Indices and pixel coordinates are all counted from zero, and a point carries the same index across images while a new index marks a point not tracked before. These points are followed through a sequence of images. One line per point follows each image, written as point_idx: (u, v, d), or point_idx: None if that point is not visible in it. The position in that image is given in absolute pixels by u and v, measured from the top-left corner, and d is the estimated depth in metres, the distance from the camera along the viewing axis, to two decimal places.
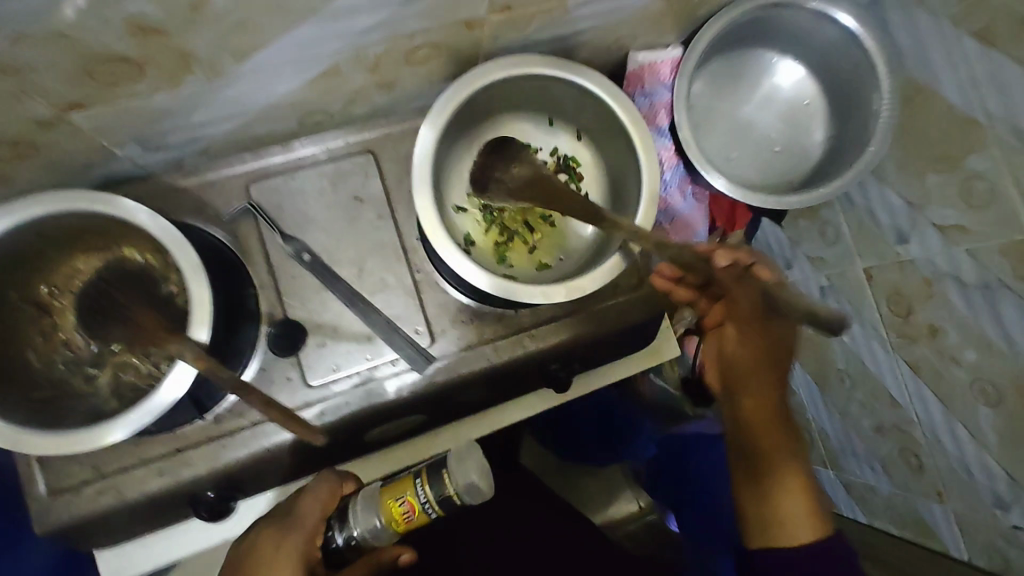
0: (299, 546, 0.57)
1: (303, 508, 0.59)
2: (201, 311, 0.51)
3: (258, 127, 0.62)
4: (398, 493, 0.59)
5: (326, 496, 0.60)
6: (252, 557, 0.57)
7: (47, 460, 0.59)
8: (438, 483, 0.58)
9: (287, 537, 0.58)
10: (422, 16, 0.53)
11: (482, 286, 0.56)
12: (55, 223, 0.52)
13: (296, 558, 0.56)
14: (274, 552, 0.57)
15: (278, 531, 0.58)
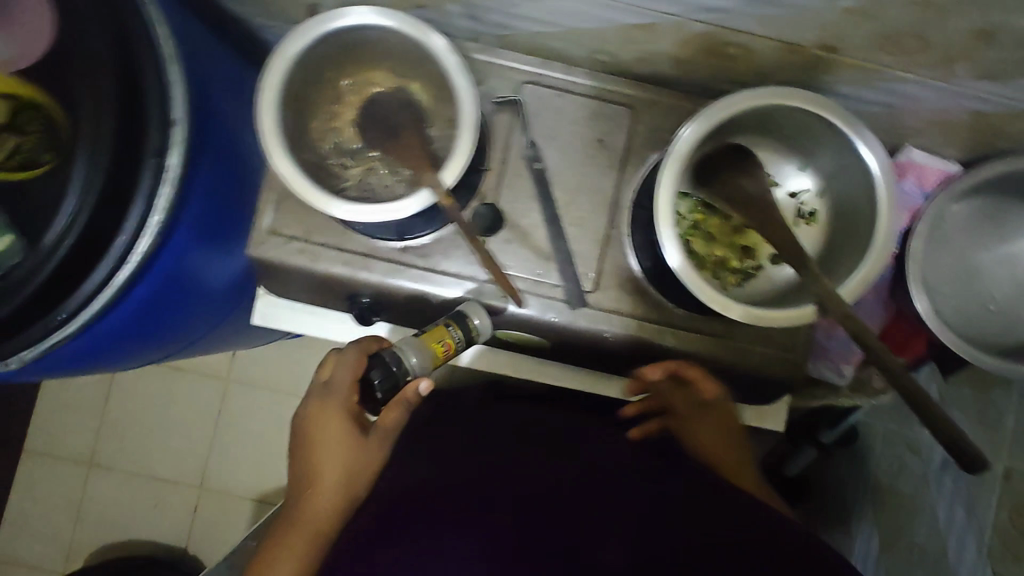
0: (346, 414, 0.68)
1: (337, 376, 0.68)
2: (459, 161, 0.58)
3: (557, 40, 0.69)
4: (438, 335, 0.65)
5: (354, 362, 0.68)
6: (308, 431, 0.68)
7: (276, 206, 0.70)
8: (464, 323, 0.66)
9: (328, 401, 0.69)
10: (758, 21, 0.57)
11: (678, 272, 0.58)
12: (390, 36, 0.60)
13: (342, 414, 0.68)
14: (329, 415, 0.68)
15: (322, 401, 0.69)
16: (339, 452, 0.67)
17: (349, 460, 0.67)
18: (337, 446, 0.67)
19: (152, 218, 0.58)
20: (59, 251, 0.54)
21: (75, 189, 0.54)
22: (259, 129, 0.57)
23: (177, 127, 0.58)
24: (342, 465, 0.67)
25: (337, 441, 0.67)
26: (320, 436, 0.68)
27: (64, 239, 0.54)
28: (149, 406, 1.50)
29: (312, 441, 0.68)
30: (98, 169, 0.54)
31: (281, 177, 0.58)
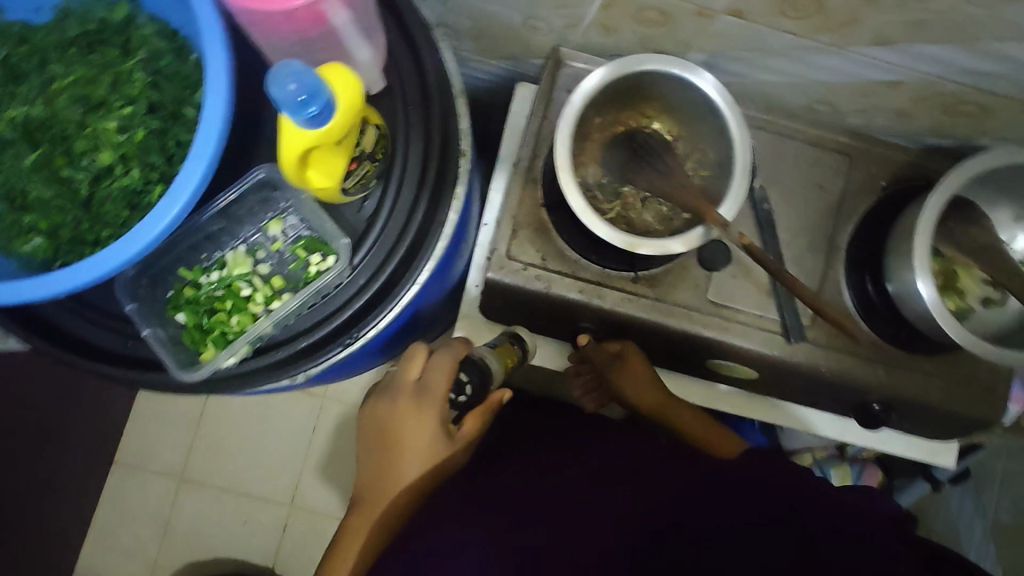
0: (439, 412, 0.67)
1: (433, 378, 0.68)
2: (738, 197, 0.62)
3: (784, 90, 0.74)
4: (508, 351, 0.74)
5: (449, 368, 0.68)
6: (393, 421, 0.68)
7: (516, 234, 0.73)
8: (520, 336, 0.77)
9: (418, 402, 0.68)
10: (1015, 85, 0.62)
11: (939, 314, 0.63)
12: (664, 80, 0.64)
13: (433, 414, 0.67)
14: (417, 400, 0.67)
15: (413, 401, 0.68)
16: (421, 448, 0.67)
17: (430, 457, 0.67)
18: (417, 437, 0.67)
19: (441, 244, 0.59)
20: (374, 269, 0.56)
21: (391, 213, 0.57)
22: (558, 163, 0.61)
23: (463, 159, 0.62)
24: (426, 456, 0.67)
25: (423, 439, 0.67)
26: (402, 431, 0.67)
27: (382, 262, 0.57)
28: (245, 420, 1.49)
29: (393, 441, 0.68)
30: (416, 198, 0.57)
31: (578, 211, 0.61)
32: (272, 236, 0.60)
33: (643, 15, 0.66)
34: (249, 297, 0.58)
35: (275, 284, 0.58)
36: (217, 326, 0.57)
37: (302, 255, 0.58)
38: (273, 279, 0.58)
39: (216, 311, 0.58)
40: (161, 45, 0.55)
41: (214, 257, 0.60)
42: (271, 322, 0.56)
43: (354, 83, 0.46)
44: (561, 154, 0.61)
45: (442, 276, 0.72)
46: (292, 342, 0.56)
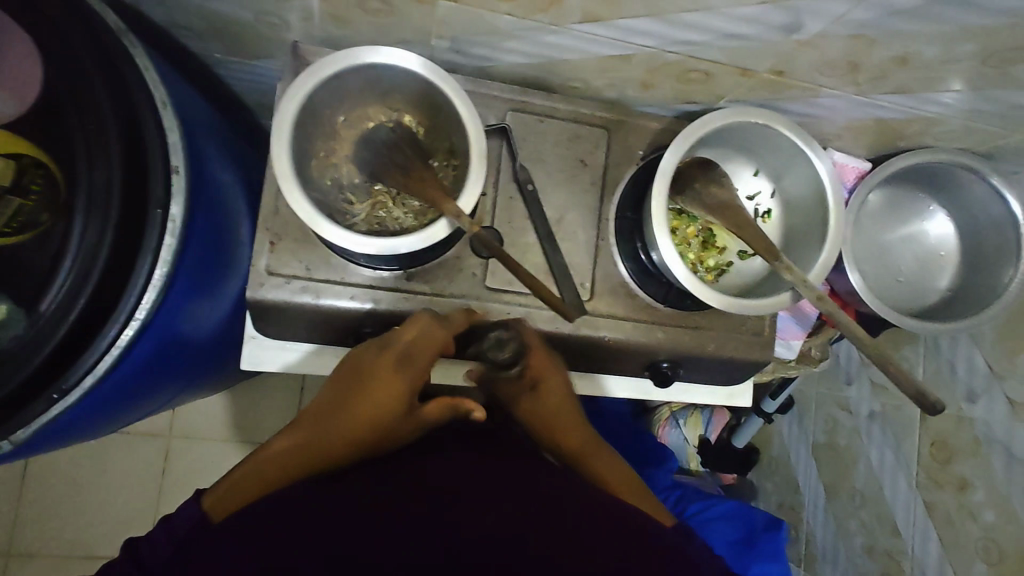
0: (407, 377, 0.63)
1: (416, 343, 0.64)
2: (473, 186, 0.61)
3: (535, 70, 0.74)
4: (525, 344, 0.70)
5: (428, 338, 0.64)
6: (361, 369, 0.63)
7: (274, 247, 0.68)
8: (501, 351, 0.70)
9: (383, 353, 0.64)
10: (722, 51, 0.65)
11: (680, 274, 0.66)
12: (391, 72, 0.62)
13: (401, 379, 0.62)
14: (403, 358, 0.63)
15: (383, 352, 0.64)
16: (374, 401, 0.61)
17: (381, 409, 0.61)
18: (376, 394, 0.61)
19: (158, 271, 0.55)
20: (59, 317, 0.50)
21: (70, 251, 0.51)
22: (274, 171, 0.57)
23: (177, 175, 0.56)
24: (380, 414, 0.61)
25: (387, 397, 0.61)
26: (361, 382, 0.62)
27: (65, 309, 0.50)
28: (78, 477, 1.34)
29: (354, 388, 0.63)
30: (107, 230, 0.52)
31: (304, 219, 0.58)
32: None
33: (364, 4, 0.64)
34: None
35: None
36: None
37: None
38: None
39: None
40: None
41: None
42: None
43: None
44: (278, 161, 0.57)
45: (195, 305, 0.67)
46: None
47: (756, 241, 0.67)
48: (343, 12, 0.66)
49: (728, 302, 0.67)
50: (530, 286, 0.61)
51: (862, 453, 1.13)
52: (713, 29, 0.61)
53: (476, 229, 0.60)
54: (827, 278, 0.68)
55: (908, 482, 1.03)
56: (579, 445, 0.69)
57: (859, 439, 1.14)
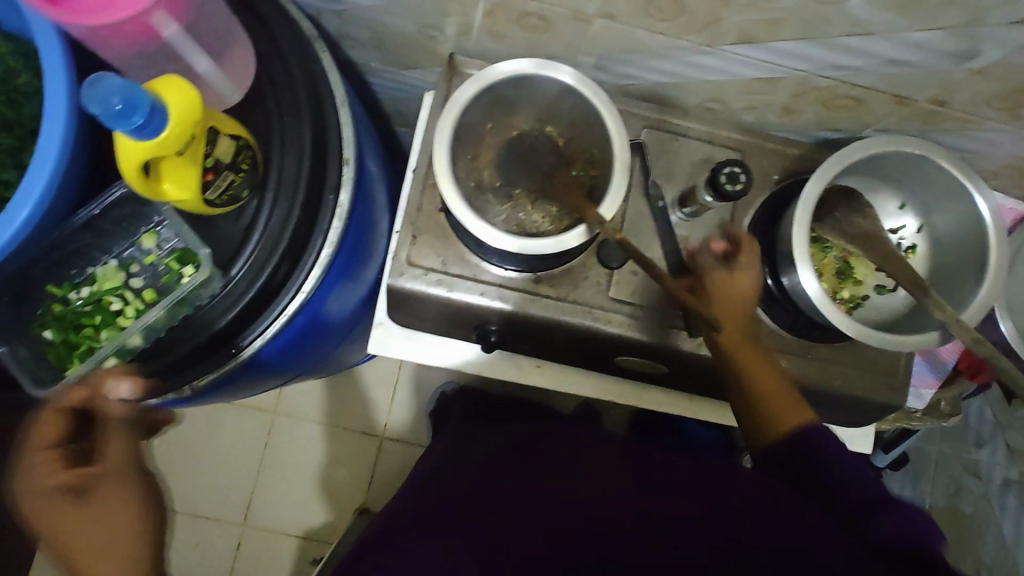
0: (57, 477, 0.48)
1: (37, 439, 0.49)
2: (615, 196, 0.63)
3: (675, 90, 0.76)
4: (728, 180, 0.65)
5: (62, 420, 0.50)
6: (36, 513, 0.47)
7: (416, 239, 0.73)
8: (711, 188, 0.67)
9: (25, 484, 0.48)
10: (882, 78, 0.64)
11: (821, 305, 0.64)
12: (546, 84, 0.66)
13: (60, 476, 0.48)
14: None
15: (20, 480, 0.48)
16: (95, 534, 0.47)
17: (103, 517, 0.48)
18: (91, 531, 0.47)
19: (324, 250, 0.61)
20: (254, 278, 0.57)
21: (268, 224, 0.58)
22: (434, 168, 0.62)
23: (348, 166, 0.62)
24: (111, 542, 0.47)
25: (103, 519, 0.48)
26: (69, 543, 0.47)
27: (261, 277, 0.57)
28: (195, 438, 1.47)
29: (57, 543, 0.47)
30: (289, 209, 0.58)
31: (457, 214, 0.62)
32: (146, 250, 0.59)
33: (525, 22, 0.68)
34: (122, 309, 0.58)
35: (145, 297, 0.58)
36: (84, 341, 0.57)
37: (175, 268, 0.58)
38: (145, 292, 0.58)
39: (84, 326, 0.57)
40: (19, 65, 0.56)
41: (86, 273, 0.59)
42: (140, 333, 0.57)
43: (187, 97, 0.47)
44: (438, 159, 0.62)
45: (342, 284, 0.73)
46: (166, 353, 0.56)
47: (907, 275, 0.63)
48: (501, 28, 0.71)
49: (873, 334, 0.64)
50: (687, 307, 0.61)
51: None
52: (877, 54, 0.60)
53: (617, 236, 0.62)
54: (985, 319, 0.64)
55: None
56: (745, 345, 0.65)
57: None
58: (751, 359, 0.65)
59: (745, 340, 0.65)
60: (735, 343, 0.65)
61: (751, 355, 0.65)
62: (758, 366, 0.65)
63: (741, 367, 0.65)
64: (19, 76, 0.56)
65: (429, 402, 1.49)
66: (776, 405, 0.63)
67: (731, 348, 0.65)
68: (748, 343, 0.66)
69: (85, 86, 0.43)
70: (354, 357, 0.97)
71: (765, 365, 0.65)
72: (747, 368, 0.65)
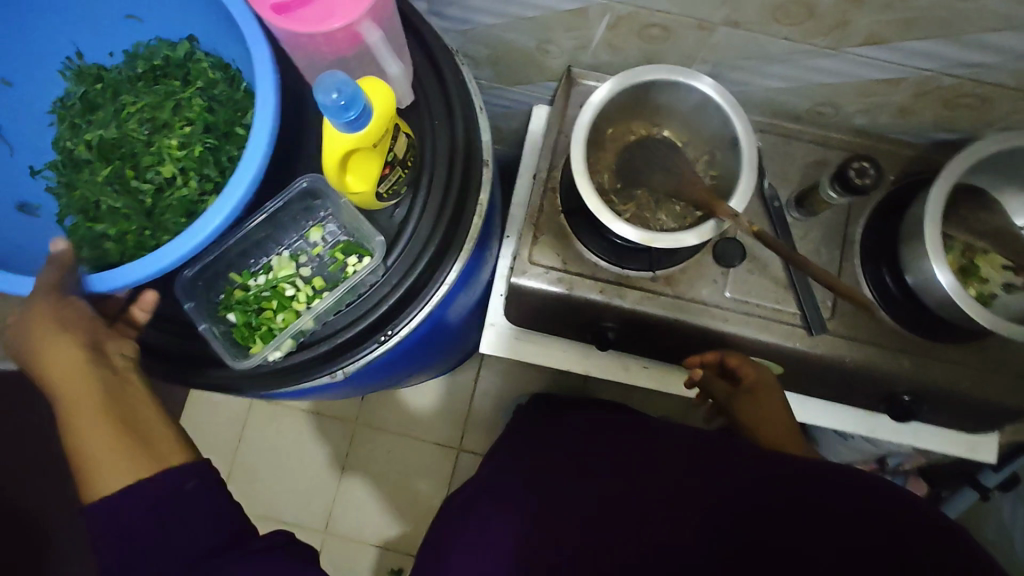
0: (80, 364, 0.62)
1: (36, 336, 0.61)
2: (746, 193, 0.65)
3: (787, 95, 0.78)
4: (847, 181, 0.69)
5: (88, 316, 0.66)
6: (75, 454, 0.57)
7: (537, 239, 0.76)
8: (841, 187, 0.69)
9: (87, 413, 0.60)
10: (1012, 74, 0.64)
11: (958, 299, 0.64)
12: (671, 90, 0.69)
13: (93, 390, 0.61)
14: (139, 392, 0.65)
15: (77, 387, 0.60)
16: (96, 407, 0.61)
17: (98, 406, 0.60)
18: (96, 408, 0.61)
19: (464, 246, 0.65)
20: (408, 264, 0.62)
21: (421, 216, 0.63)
22: (571, 168, 0.66)
23: (488, 166, 0.67)
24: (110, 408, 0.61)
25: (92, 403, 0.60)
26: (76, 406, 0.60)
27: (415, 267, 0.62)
28: (281, 444, 1.51)
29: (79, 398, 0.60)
30: (439, 205, 0.63)
31: (594, 210, 0.65)
32: (313, 242, 0.68)
33: (648, 32, 0.72)
34: (296, 295, 0.65)
35: (315, 284, 0.66)
36: (264, 323, 0.65)
37: (342, 259, 0.65)
38: (314, 280, 0.66)
39: (263, 309, 0.65)
40: (216, 76, 0.68)
41: (261, 262, 0.68)
42: (313, 317, 0.62)
43: (382, 94, 0.55)
44: (575, 159, 0.66)
45: (469, 280, 0.77)
46: (335, 336, 0.63)
47: None
48: (620, 40, 0.75)
49: (1015, 327, 0.63)
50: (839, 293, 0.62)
51: None
52: (1011, 49, 0.61)
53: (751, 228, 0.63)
54: None
55: None
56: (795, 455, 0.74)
57: None
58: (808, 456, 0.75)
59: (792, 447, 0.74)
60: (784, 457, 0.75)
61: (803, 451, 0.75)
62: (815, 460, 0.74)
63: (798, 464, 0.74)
64: (216, 85, 0.67)
65: (506, 413, 1.51)
66: None
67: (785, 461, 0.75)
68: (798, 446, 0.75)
69: (317, 82, 0.51)
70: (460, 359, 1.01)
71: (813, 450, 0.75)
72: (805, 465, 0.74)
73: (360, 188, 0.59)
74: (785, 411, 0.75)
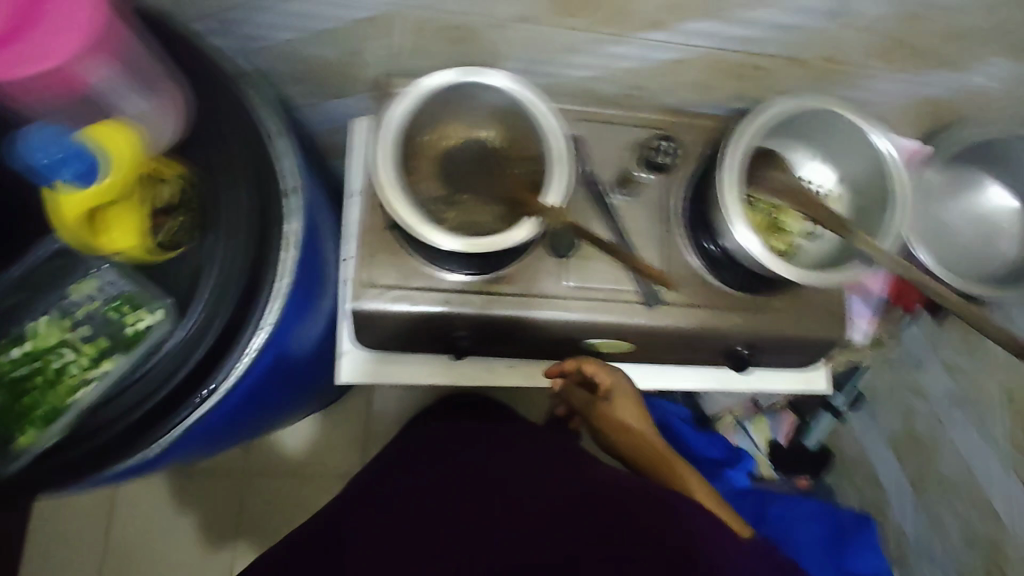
0: None
1: None
2: (560, 186, 0.66)
3: (597, 83, 0.80)
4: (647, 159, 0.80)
5: None
6: None
7: (372, 259, 0.74)
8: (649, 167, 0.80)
9: None
10: (778, 43, 0.69)
11: (761, 256, 0.70)
12: (475, 91, 0.68)
13: None
14: None
15: None
16: None
17: None
18: None
19: (282, 281, 0.62)
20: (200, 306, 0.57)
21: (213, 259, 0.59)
22: (381, 184, 0.64)
23: (292, 195, 0.63)
24: None
25: None
26: None
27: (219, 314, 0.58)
28: (159, 516, 1.35)
29: None
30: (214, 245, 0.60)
31: (411, 225, 0.64)
32: (85, 297, 0.62)
33: (445, 34, 0.70)
34: (70, 363, 0.60)
35: (97, 346, 0.60)
36: (29, 401, 0.58)
37: (122, 315, 0.60)
38: (90, 342, 0.60)
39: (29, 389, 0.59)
40: None
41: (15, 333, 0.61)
42: (92, 383, 0.58)
43: (126, 149, 0.55)
44: (384, 172, 0.64)
45: (304, 314, 0.73)
46: (118, 399, 0.57)
47: (827, 217, 0.69)
48: (421, 45, 0.73)
49: (808, 274, 0.70)
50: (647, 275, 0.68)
51: (944, 438, 1.11)
52: (771, 22, 0.65)
53: (565, 220, 0.65)
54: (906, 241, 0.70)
55: (1000, 461, 0.99)
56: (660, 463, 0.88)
57: (940, 425, 1.11)
58: (667, 463, 0.88)
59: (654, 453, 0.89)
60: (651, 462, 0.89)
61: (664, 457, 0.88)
62: (674, 464, 0.89)
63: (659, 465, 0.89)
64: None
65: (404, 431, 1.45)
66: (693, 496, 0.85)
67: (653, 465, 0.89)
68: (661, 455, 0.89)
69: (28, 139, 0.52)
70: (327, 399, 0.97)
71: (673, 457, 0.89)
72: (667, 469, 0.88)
73: (123, 245, 0.59)
74: (647, 422, 0.87)
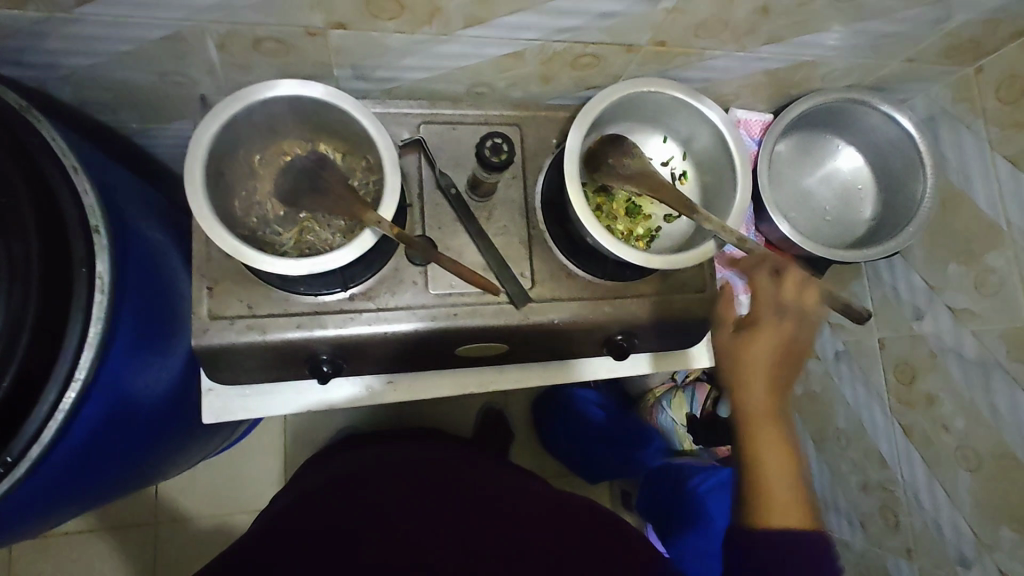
0: None
1: None
2: (393, 198, 0.64)
3: (440, 83, 0.78)
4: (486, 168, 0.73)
5: None
6: None
7: (214, 290, 0.70)
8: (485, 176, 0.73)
9: None
10: (603, 32, 0.69)
11: (609, 245, 0.70)
12: (298, 103, 0.65)
13: None
14: None
15: None
16: None
17: None
18: None
19: (93, 328, 0.58)
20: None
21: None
22: (194, 212, 0.60)
23: (98, 234, 0.59)
24: None
25: None
26: None
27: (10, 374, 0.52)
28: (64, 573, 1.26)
29: None
30: None
31: (232, 252, 0.61)
32: None
33: (261, 47, 0.66)
34: None
35: None
36: None
37: None
38: None
39: None
40: None
41: None
42: None
43: None
44: (197, 198, 0.60)
45: (145, 360, 0.68)
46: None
47: (670, 198, 0.70)
48: (241, 60, 0.69)
49: (660, 259, 0.71)
50: (473, 284, 0.67)
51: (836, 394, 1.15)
52: (587, 12, 0.65)
53: (398, 231, 0.63)
54: (744, 217, 0.72)
55: (883, 410, 1.04)
56: (766, 423, 0.68)
57: (832, 382, 1.16)
58: (765, 424, 0.68)
59: (766, 407, 0.68)
60: (752, 419, 0.68)
61: (769, 418, 0.68)
62: (774, 437, 0.68)
63: (747, 417, 0.68)
64: None
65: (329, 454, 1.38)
66: (769, 477, 0.66)
67: (750, 421, 0.68)
68: (767, 419, 0.68)
69: None
70: (211, 438, 0.94)
71: (779, 423, 0.68)
72: (756, 432, 0.68)
73: None
74: (776, 370, 0.69)
